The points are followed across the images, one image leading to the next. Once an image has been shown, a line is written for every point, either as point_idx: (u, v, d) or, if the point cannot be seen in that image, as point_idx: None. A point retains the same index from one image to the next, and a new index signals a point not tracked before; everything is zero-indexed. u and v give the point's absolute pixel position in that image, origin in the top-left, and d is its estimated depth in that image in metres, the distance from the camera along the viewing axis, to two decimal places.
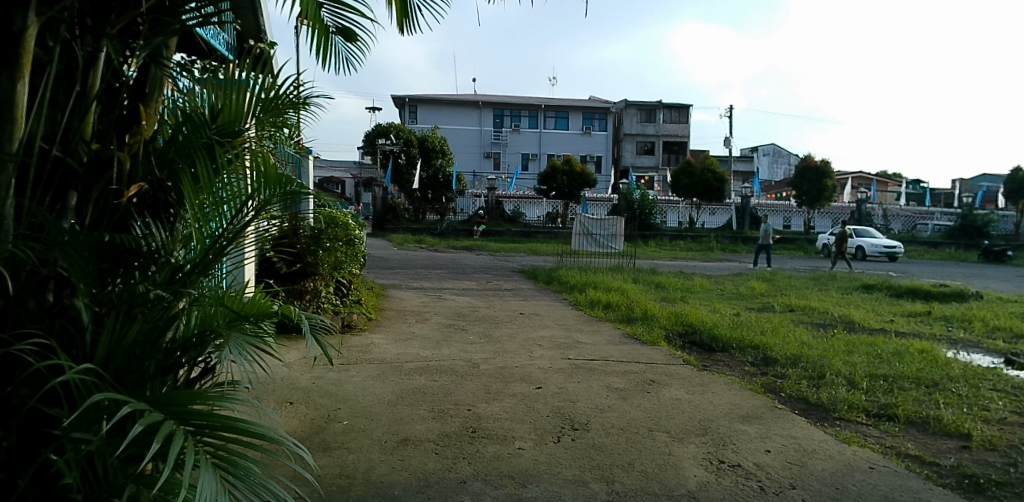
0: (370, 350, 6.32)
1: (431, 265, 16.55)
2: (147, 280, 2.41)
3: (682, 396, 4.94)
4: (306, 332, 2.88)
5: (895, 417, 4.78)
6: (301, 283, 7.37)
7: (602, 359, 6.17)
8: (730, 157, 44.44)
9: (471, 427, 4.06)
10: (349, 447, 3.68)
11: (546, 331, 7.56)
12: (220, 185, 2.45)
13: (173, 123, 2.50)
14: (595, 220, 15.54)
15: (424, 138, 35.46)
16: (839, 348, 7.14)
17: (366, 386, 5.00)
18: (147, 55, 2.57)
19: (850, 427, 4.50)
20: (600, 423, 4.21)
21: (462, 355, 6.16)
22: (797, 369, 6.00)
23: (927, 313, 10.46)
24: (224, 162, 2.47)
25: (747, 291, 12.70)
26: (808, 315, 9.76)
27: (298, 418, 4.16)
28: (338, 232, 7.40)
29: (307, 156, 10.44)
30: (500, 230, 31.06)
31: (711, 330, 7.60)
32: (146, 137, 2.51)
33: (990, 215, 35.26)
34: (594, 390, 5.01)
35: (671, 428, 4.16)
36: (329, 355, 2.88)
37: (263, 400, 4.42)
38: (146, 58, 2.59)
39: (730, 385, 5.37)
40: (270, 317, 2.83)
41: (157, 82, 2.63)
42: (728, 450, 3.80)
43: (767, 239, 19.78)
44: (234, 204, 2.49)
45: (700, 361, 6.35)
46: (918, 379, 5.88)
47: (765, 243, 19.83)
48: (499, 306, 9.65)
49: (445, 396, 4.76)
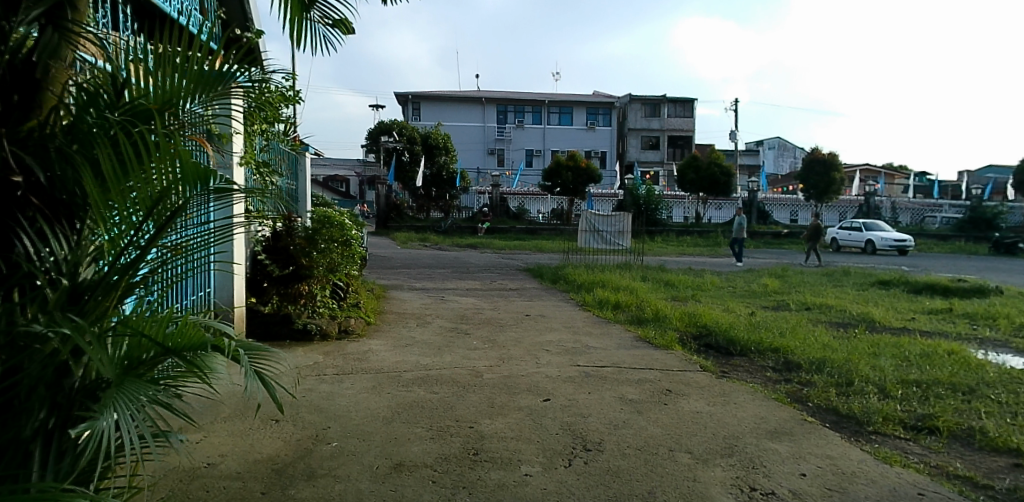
0: (367, 357, 5.96)
1: (435, 264, 16.15)
2: (36, 303, 2.07)
3: (703, 408, 4.56)
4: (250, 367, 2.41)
5: (936, 431, 4.37)
6: (294, 286, 6.98)
7: (614, 365, 5.78)
8: (735, 151, 43.90)
9: (473, 449, 3.69)
10: (337, 475, 3.31)
11: (553, 335, 7.17)
12: (131, 186, 2.03)
13: (73, 111, 2.13)
14: (602, 216, 15.13)
15: (427, 135, 35.10)
16: (864, 351, 6.73)
17: (359, 400, 4.63)
18: (46, 20, 2.18)
19: (887, 443, 4.10)
20: (615, 442, 3.83)
21: (465, 362, 5.79)
22: (823, 375, 5.61)
23: (950, 311, 10.01)
24: (135, 160, 2.01)
25: (759, 288, 12.28)
26: (826, 314, 9.32)
27: (283, 439, 3.80)
28: (334, 233, 6.98)
29: (304, 153, 10.13)
30: (504, 227, 30.65)
31: (728, 333, 7.19)
32: (35, 126, 2.11)
33: (1002, 207, 34.60)
34: (607, 403, 4.63)
35: (695, 448, 3.78)
36: (279, 398, 2.44)
37: (248, 419, 4.06)
38: (46, 23, 2.19)
39: (753, 394, 5.00)
40: (202, 349, 2.32)
41: (56, 49, 2.19)
42: (759, 475, 3.43)
43: (739, 234, 19.26)
44: (147, 208, 2.08)
45: (718, 366, 5.95)
46: (954, 385, 5.46)
47: (737, 236, 19.30)
48: (504, 307, 9.28)
49: (446, 410, 4.38)
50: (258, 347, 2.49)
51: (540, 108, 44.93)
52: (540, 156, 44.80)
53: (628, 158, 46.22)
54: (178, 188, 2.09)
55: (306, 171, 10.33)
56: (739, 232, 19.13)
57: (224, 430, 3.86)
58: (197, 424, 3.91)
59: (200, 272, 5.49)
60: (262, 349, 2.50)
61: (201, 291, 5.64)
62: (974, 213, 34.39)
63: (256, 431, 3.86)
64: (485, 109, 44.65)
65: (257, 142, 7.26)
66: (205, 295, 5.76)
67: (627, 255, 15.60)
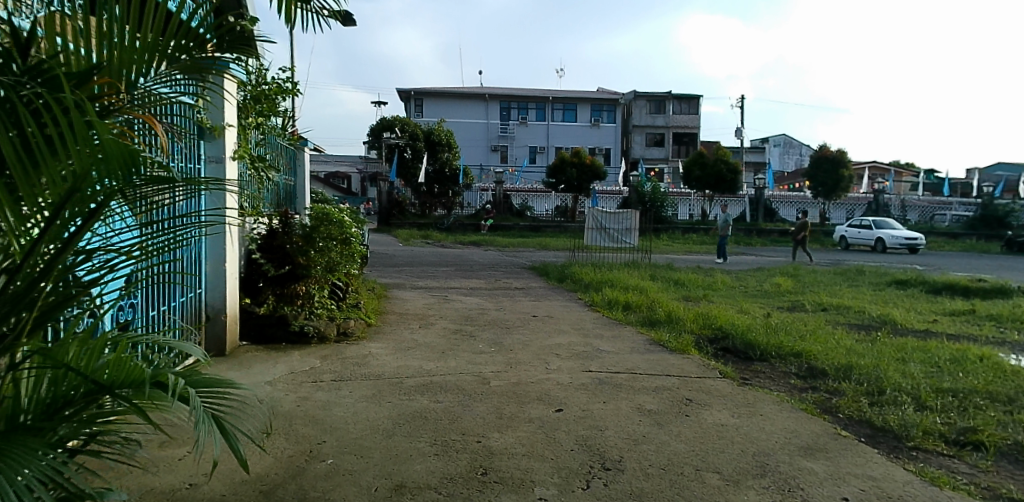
0: (367, 362, 5.64)
1: (438, 262, 15.83)
2: None
3: (727, 421, 4.23)
4: (202, 411, 1.91)
5: (982, 447, 4.03)
6: (291, 286, 6.65)
7: (629, 372, 5.44)
8: (742, 148, 43.46)
9: (480, 468, 3.36)
10: (331, 498, 2.98)
11: (563, 338, 6.85)
12: (40, 183, 1.66)
13: None
14: (609, 213, 14.77)
15: (431, 131, 34.43)
16: (890, 356, 6.38)
17: (358, 410, 4.31)
18: None
19: (931, 461, 3.76)
20: (637, 460, 3.50)
21: (470, 368, 5.46)
22: (851, 383, 5.29)
23: (972, 312, 9.67)
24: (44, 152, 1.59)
25: (772, 288, 11.94)
26: (845, 316, 8.99)
27: (275, 454, 3.49)
28: (332, 230, 6.67)
29: (301, 147, 9.84)
30: (508, 224, 30.32)
31: (746, 335, 6.85)
32: None
33: (1013, 205, 34.14)
34: (624, 413, 4.30)
35: (723, 467, 3.45)
36: (243, 450, 1.91)
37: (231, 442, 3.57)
38: None
39: (779, 405, 4.67)
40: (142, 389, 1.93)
41: None
42: (797, 499, 3.10)
43: (722, 230, 18.94)
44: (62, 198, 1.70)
45: (738, 373, 5.61)
46: (993, 394, 5.11)
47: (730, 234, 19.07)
48: (510, 308, 8.95)
49: (451, 422, 4.05)
50: (215, 382, 2.05)
51: (544, 105, 44.58)
52: (544, 153, 44.44)
53: (633, 155, 45.82)
54: (102, 173, 1.68)
55: (305, 166, 10.03)
56: (717, 228, 18.81)
57: (208, 447, 3.55)
58: (180, 439, 3.61)
59: (187, 273, 5.19)
60: (218, 385, 2.05)
61: (191, 293, 5.36)
62: (985, 211, 33.95)
63: (244, 447, 3.56)
64: (489, 106, 44.36)
65: (252, 136, 6.96)
66: (196, 295, 5.47)
67: (635, 252, 15.24)
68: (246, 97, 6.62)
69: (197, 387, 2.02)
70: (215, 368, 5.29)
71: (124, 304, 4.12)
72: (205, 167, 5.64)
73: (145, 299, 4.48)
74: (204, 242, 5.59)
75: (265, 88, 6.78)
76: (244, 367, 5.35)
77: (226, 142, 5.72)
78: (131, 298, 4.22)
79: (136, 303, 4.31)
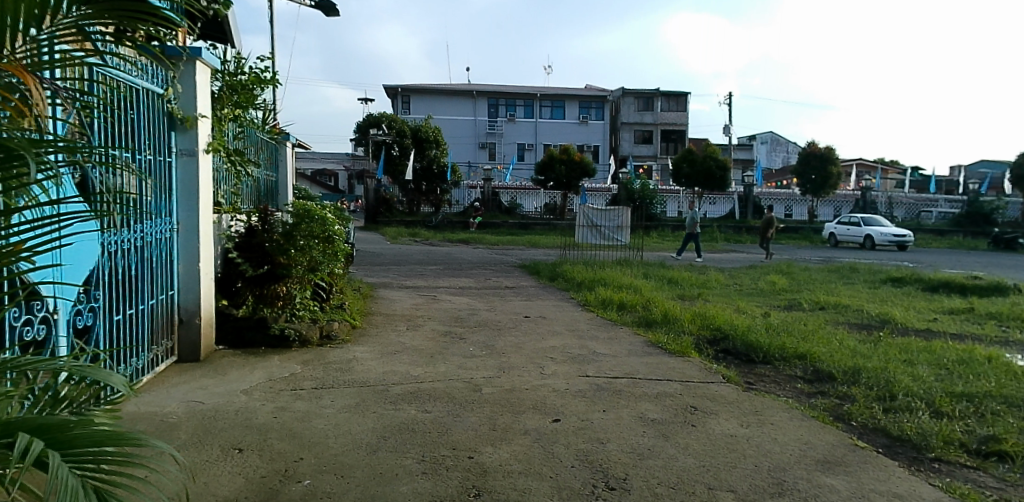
0: (351, 368, 5.31)
1: (426, 260, 15.48)
2: None
3: (737, 431, 3.95)
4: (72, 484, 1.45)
5: (1007, 458, 3.79)
6: (271, 287, 6.35)
7: (629, 377, 5.15)
8: (730, 145, 43.44)
9: (473, 489, 3.06)
10: None
11: (557, 340, 6.55)
12: None
13: None
14: (600, 210, 14.49)
15: (418, 128, 34.07)
16: (896, 358, 6.16)
17: (340, 422, 3.98)
18: None
19: (957, 475, 3.51)
20: (643, 478, 3.21)
21: (461, 374, 5.15)
22: (862, 388, 5.05)
23: (972, 310, 9.50)
24: None
25: (767, 286, 11.72)
26: (844, 315, 8.80)
27: (245, 475, 3.17)
28: (314, 228, 6.30)
29: (283, 141, 9.50)
30: (497, 222, 30.07)
31: (747, 336, 6.59)
32: None
33: (999, 201, 34.28)
34: (626, 424, 4.00)
35: (737, 484, 3.17)
36: None
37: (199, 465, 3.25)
38: None
39: (789, 412, 4.41)
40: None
41: None
42: None
43: (696, 227, 18.74)
44: None
45: (742, 377, 5.35)
46: (1008, 398, 4.87)
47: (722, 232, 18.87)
48: (501, 308, 8.63)
49: (440, 435, 3.74)
50: (108, 441, 1.58)
51: (533, 102, 44.28)
52: (533, 150, 44.12)
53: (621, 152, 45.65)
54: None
55: (287, 163, 9.70)
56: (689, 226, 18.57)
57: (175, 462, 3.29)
58: None
59: (155, 273, 4.85)
60: (112, 443, 1.58)
61: (163, 295, 5.03)
62: (971, 208, 34.10)
63: (212, 466, 3.27)
64: (477, 103, 44.03)
65: (229, 129, 6.64)
66: (168, 298, 5.11)
67: (626, 250, 14.99)
68: (222, 88, 6.30)
69: (79, 449, 1.56)
70: (189, 375, 4.96)
71: (84, 309, 3.78)
72: (177, 161, 5.30)
73: (111, 299, 4.12)
74: (174, 239, 5.25)
75: (242, 79, 6.48)
76: (219, 374, 5.01)
77: (198, 134, 5.39)
78: (93, 303, 3.87)
79: (99, 308, 3.94)
